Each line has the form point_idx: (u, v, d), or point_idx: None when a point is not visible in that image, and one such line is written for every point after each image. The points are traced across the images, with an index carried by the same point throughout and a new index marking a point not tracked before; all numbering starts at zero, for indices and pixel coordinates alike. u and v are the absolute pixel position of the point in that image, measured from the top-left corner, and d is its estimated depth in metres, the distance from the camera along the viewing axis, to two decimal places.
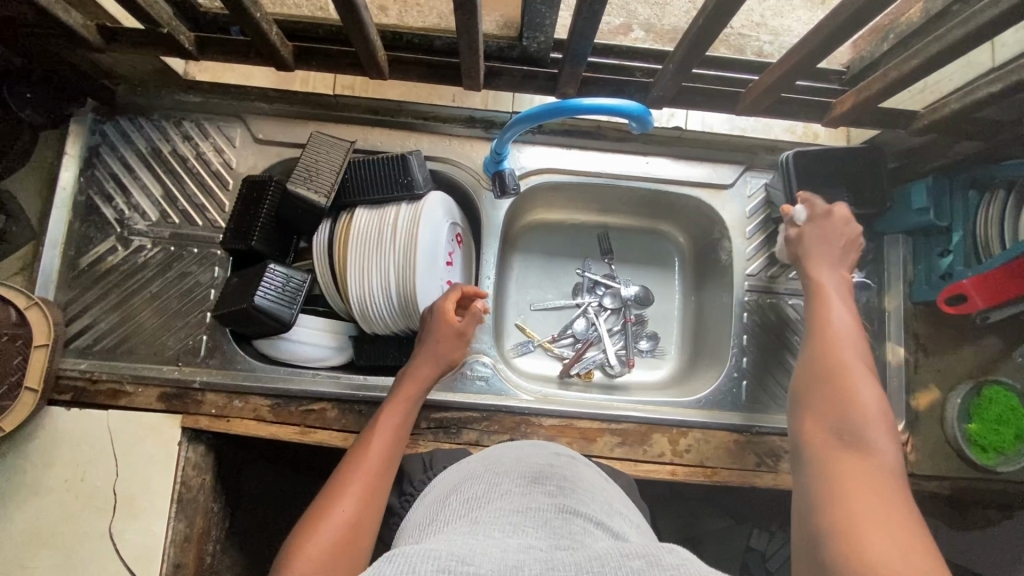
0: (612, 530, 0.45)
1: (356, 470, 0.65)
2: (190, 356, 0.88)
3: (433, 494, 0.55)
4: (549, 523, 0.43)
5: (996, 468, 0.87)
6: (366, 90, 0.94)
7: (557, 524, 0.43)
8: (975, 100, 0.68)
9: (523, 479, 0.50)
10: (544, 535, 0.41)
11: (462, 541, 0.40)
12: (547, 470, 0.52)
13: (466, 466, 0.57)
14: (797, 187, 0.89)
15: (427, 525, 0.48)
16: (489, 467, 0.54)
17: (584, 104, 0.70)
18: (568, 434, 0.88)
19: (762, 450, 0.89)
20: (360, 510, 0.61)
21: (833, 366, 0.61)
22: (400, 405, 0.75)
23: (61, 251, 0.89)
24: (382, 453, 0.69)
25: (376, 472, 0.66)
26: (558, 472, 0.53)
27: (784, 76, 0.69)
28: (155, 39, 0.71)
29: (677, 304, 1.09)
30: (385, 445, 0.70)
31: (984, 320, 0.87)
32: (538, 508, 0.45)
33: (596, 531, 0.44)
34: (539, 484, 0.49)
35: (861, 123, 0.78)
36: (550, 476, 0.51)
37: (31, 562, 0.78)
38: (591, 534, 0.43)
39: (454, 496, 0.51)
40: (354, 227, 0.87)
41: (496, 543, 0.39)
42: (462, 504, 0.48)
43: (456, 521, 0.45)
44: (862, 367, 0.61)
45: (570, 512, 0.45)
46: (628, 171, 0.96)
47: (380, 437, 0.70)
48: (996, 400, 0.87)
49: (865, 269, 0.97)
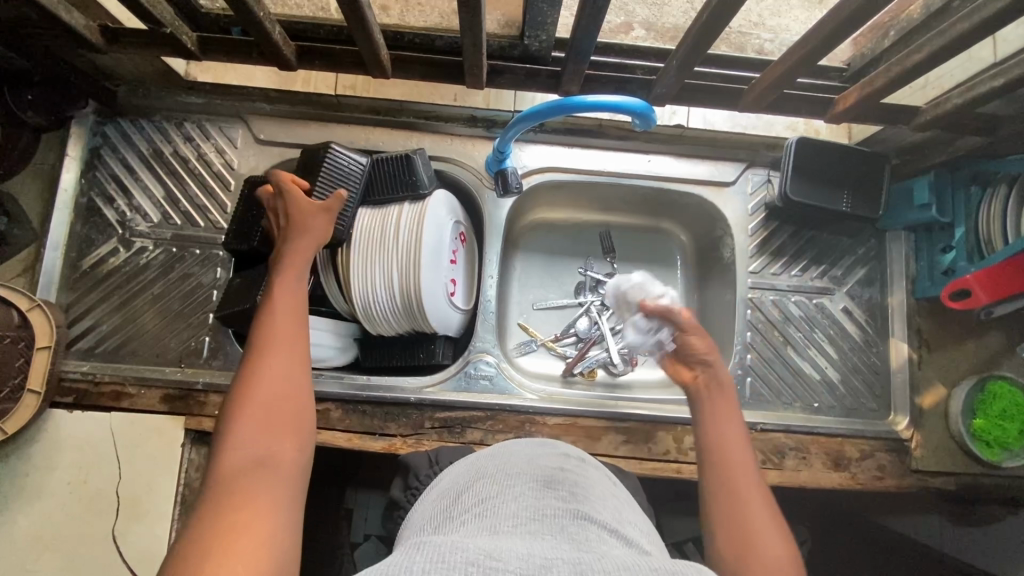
0: (625, 535, 0.45)
1: (271, 337, 0.57)
2: (193, 358, 0.88)
3: (439, 492, 0.54)
4: (567, 532, 0.43)
5: (1001, 463, 0.88)
6: (369, 90, 0.94)
7: (574, 532, 0.43)
8: (977, 94, 0.68)
9: (534, 483, 0.49)
10: (563, 542, 0.41)
11: (483, 540, 0.40)
12: (558, 475, 0.51)
13: (470, 468, 0.56)
14: (800, 182, 0.90)
15: (438, 525, 0.47)
16: (499, 468, 0.53)
17: (587, 101, 0.69)
18: (572, 433, 0.87)
19: (767, 448, 0.89)
20: (289, 369, 0.55)
21: (730, 482, 0.55)
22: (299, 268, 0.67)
23: (62, 252, 0.89)
24: (290, 318, 0.60)
25: (290, 334, 0.58)
26: (570, 476, 0.52)
27: (784, 73, 0.69)
28: (158, 39, 0.71)
29: (680, 302, 1.09)
30: (294, 306, 0.61)
31: (988, 316, 0.86)
32: (555, 516, 0.44)
33: (611, 539, 0.43)
34: (552, 489, 0.48)
35: (863, 120, 0.78)
36: (561, 482, 0.50)
37: (33, 566, 0.78)
38: (608, 541, 0.43)
39: (466, 495, 0.50)
40: (357, 227, 0.86)
41: (519, 545, 0.39)
42: (475, 504, 0.47)
43: (471, 523, 0.45)
44: (760, 490, 0.55)
45: (585, 518, 0.45)
46: (629, 170, 0.96)
47: (283, 303, 0.61)
48: (1002, 395, 0.87)
49: (867, 266, 0.97)
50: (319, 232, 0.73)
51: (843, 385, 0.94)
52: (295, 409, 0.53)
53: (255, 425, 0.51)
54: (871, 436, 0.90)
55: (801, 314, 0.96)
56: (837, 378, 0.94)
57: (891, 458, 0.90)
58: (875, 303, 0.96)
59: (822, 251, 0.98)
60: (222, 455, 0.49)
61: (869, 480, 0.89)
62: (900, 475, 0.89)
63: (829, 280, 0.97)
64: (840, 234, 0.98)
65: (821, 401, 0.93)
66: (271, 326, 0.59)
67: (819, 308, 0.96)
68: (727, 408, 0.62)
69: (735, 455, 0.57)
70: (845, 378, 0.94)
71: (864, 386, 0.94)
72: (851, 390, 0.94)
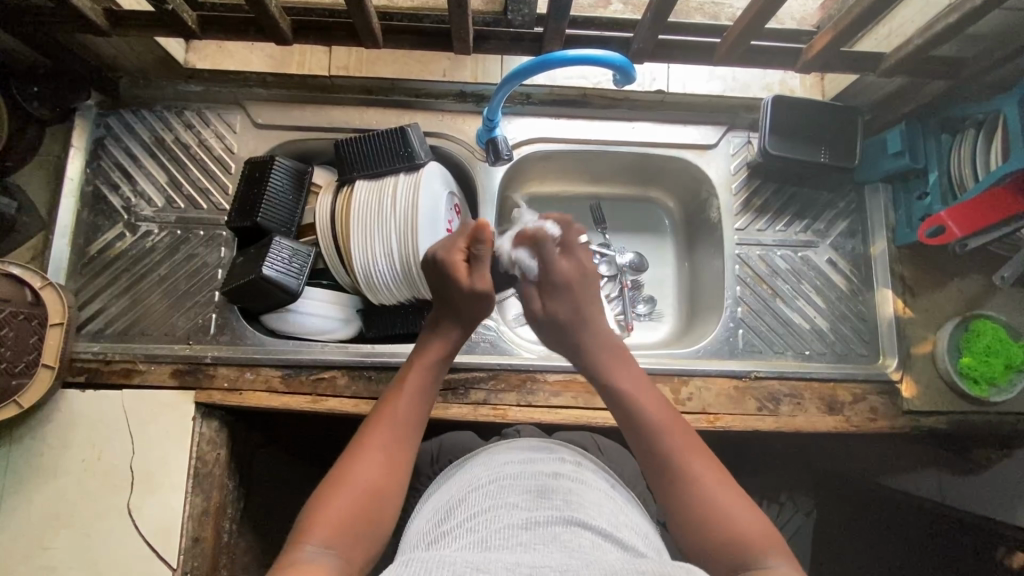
0: (621, 540, 0.48)
1: (376, 443, 0.58)
2: (200, 335, 0.91)
3: (432, 508, 0.56)
4: (559, 539, 0.45)
5: (989, 398, 0.90)
6: (360, 70, 0.96)
7: (566, 538, 0.45)
8: (934, 33, 0.74)
9: (527, 493, 0.51)
10: (556, 550, 0.44)
11: (471, 553, 0.43)
12: (551, 483, 0.53)
13: (463, 479, 0.58)
14: (778, 135, 0.94)
15: (433, 539, 0.49)
16: (492, 479, 0.55)
17: (569, 55, 0.74)
18: (573, 388, 0.90)
19: (762, 395, 0.91)
20: (383, 477, 0.56)
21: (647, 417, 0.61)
22: (429, 366, 0.67)
23: (71, 240, 0.92)
24: (405, 430, 0.60)
25: (399, 445, 0.59)
26: (564, 484, 0.54)
27: (749, 25, 0.75)
28: (162, 20, 0.76)
29: (672, 268, 1.12)
30: (410, 416, 0.62)
31: (1003, 280, 0.88)
32: (546, 523, 0.47)
33: (605, 544, 0.46)
34: (546, 499, 0.50)
35: (831, 67, 0.82)
36: (555, 490, 0.52)
37: (50, 543, 0.80)
38: (601, 547, 0.45)
39: (459, 507, 0.52)
40: (355, 200, 0.89)
41: (507, 556, 0.43)
42: (468, 514, 0.50)
43: (464, 535, 0.47)
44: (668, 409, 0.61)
45: (578, 524, 0.47)
46: (616, 137, 1.00)
47: (403, 406, 0.62)
48: (984, 331, 0.90)
49: (849, 219, 1.01)
50: (453, 338, 0.70)
51: (832, 333, 0.97)
52: (373, 519, 0.53)
53: (336, 528, 0.51)
54: (862, 379, 0.93)
55: (788, 267, 0.99)
56: (827, 326, 0.97)
57: (883, 401, 0.92)
58: (859, 254, 1.00)
59: (804, 206, 1.01)
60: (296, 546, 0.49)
61: (863, 423, 0.91)
62: (892, 416, 0.92)
63: (812, 234, 1.00)
64: (820, 189, 1.02)
65: (812, 349, 0.96)
66: (382, 425, 0.60)
67: (806, 260, 1.00)
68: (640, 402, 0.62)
69: (664, 440, 0.58)
70: (834, 327, 0.97)
71: (853, 333, 0.97)
72: (840, 337, 0.97)
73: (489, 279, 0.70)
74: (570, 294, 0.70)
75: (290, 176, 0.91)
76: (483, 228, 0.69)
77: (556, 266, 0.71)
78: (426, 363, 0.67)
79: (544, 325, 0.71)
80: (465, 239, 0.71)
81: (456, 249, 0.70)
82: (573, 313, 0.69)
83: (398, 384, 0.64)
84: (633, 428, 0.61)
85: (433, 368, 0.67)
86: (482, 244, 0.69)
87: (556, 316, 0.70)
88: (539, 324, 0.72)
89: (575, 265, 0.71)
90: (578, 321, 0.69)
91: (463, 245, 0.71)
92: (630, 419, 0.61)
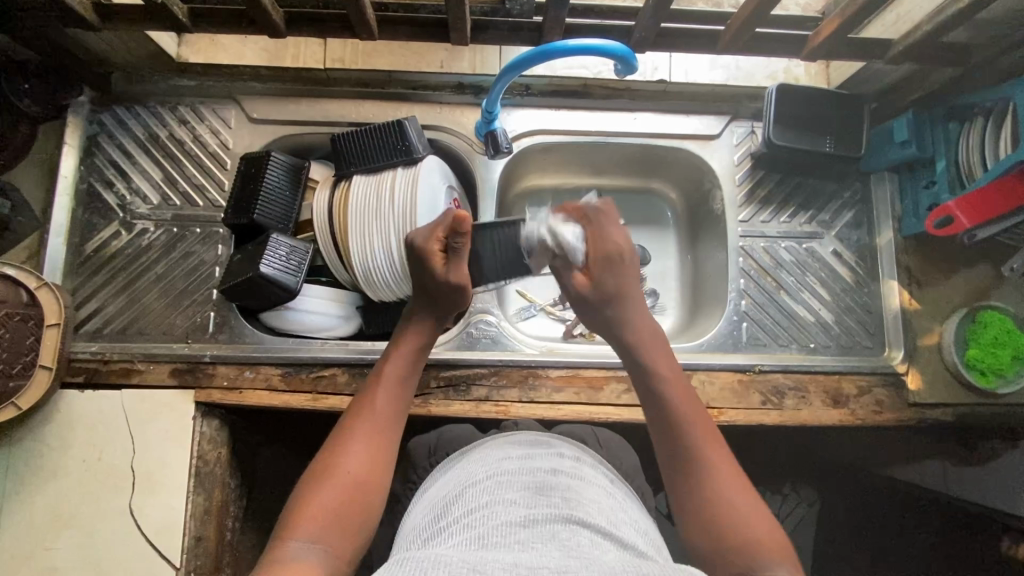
0: (620, 538, 0.47)
1: (357, 434, 0.57)
2: (199, 333, 0.90)
3: (429, 502, 0.56)
4: (558, 538, 0.44)
5: (997, 390, 0.89)
6: (355, 62, 0.97)
7: (564, 537, 0.44)
8: (943, 19, 0.72)
9: (525, 490, 0.50)
10: (554, 550, 0.43)
11: (468, 551, 0.43)
12: (549, 480, 0.52)
13: (460, 474, 0.57)
14: (783, 125, 0.92)
15: (429, 535, 0.48)
16: (490, 474, 0.54)
17: (569, 45, 0.72)
18: (575, 384, 0.89)
19: (766, 389, 0.90)
20: (367, 469, 0.55)
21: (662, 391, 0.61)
22: (406, 355, 0.65)
23: (66, 239, 0.91)
24: (386, 421, 0.60)
25: (381, 435, 0.58)
26: (563, 480, 0.53)
27: (754, 13, 0.73)
28: (152, 14, 0.74)
29: (675, 260, 1.11)
30: (390, 406, 0.61)
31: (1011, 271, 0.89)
32: (544, 521, 0.46)
33: (604, 542, 0.45)
34: (544, 496, 0.49)
35: (836, 54, 0.81)
36: (553, 487, 0.51)
37: (53, 544, 0.80)
38: (601, 546, 0.44)
39: (456, 503, 0.52)
40: (353, 194, 0.88)
41: (504, 555, 0.42)
42: (464, 511, 0.49)
43: (462, 532, 0.46)
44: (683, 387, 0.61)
45: (577, 523, 0.46)
46: (617, 128, 0.98)
47: (383, 397, 0.61)
48: (991, 323, 0.88)
49: (855, 209, 0.99)
50: (431, 325, 0.69)
51: (837, 325, 0.96)
52: (358, 512, 0.53)
53: (320, 521, 0.51)
54: (868, 371, 0.92)
55: (792, 259, 0.98)
56: (832, 319, 0.96)
57: (888, 393, 0.92)
58: (864, 245, 0.98)
59: (809, 196, 1.00)
60: (280, 541, 0.49)
61: (868, 415, 0.90)
62: (898, 408, 0.91)
63: (817, 225, 0.99)
64: (826, 178, 1.00)
65: (816, 341, 0.95)
66: (362, 417, 0.59)
67: (811, 252, 0.98)
68: (669, 390, 0.60)
69: (686, 428, 0.58)
70: (838, 319, 0.96)
71: (858, 325, 0.96)
72: (845, 329, 0.96)
73: (465, 270, 0.69)
74: (618, 267, 0.67)
75: (287, 173, 0.90)
76: (460, 219, 0.67)
77: (607, 239, 0.67)
78: (404, 353, 0.65)
79: (587, 300, 0.67)
80: (445, 229, 0.69)
81: (434, 238, 0.69)
82: (616, 289, 0.66)
83: (376, 375, 0.63)
84: (659, 418, 0.60)
85: (412, 357, 0.66)
86: (460, 236, 0.67)
87: (601, 289, 0.66)
88: (580, 300, 0.68)
89: (624, 238, 0.68)
90: (617, 297, 0.66)
91: (440, 235, 0.69)
92: (653, 399, 0.61)
